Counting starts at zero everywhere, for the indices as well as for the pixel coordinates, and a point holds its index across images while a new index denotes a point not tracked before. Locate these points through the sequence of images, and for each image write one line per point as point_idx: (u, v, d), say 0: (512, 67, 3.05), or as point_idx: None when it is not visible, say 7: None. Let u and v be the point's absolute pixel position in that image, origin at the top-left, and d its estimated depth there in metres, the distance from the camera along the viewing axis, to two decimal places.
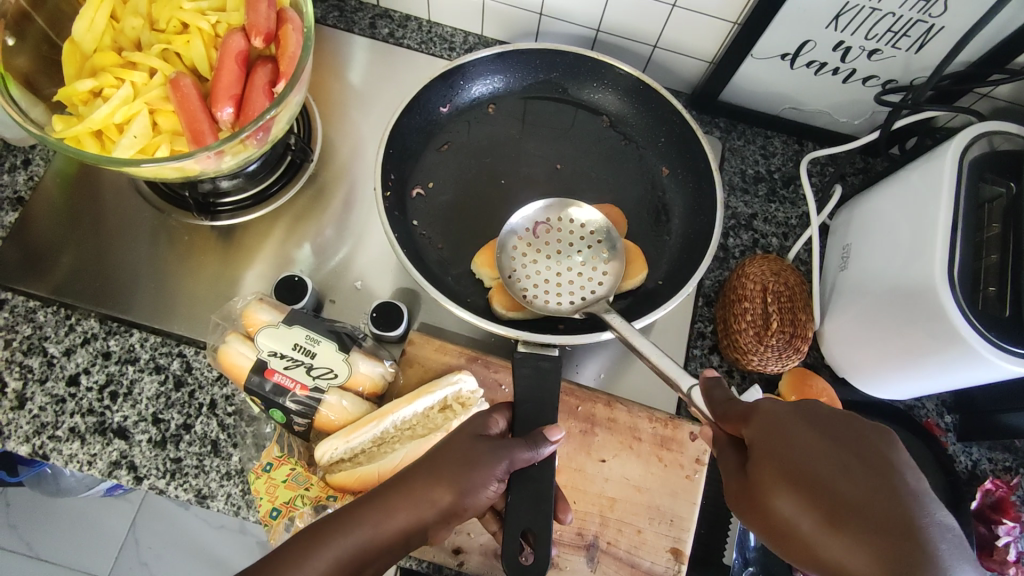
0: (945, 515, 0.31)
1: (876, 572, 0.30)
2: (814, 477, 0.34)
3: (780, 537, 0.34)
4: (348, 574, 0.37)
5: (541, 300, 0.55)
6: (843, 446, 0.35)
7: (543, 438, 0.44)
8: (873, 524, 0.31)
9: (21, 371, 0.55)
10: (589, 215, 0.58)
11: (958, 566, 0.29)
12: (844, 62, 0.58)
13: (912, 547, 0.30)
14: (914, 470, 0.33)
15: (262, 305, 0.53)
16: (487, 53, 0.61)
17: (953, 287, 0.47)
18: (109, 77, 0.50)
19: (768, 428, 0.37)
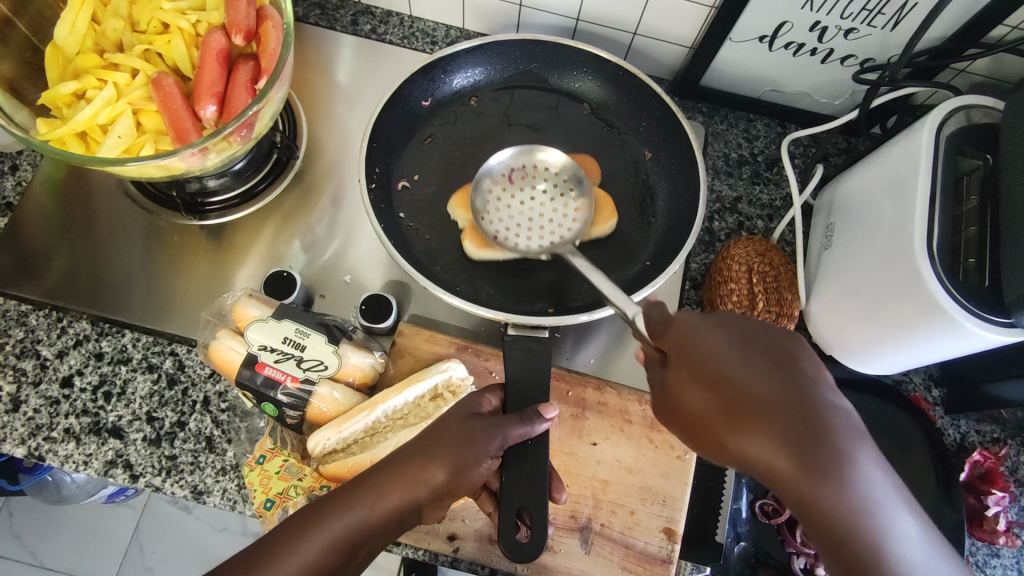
0: (840, 399, 0.33)
1: (782, 457, 0.31)
2: (724, 376, 0.34)
3: (694, 431, 0.35)
4: (343, 555, 0.38)
5: (512, 239, 0.58)
6: (758, 346, 0.35)
7: (538, 416, 0.45)
8: (780, 412, 0.32)
9: (15, 374, 0.55)
10: (556, 157, 0.60)
11: (856, 446, 0.31)
12: (821, 42, 0.59)
13: (811, 432, 0.31)
14: (817, 363, 0.34)
15: (251, 300, 0.53)
16: (464, 46, 0.61)
17: (933, 259, 0.47)
18: (91, 79, 0.51)
19: (685, 341, 0.37)
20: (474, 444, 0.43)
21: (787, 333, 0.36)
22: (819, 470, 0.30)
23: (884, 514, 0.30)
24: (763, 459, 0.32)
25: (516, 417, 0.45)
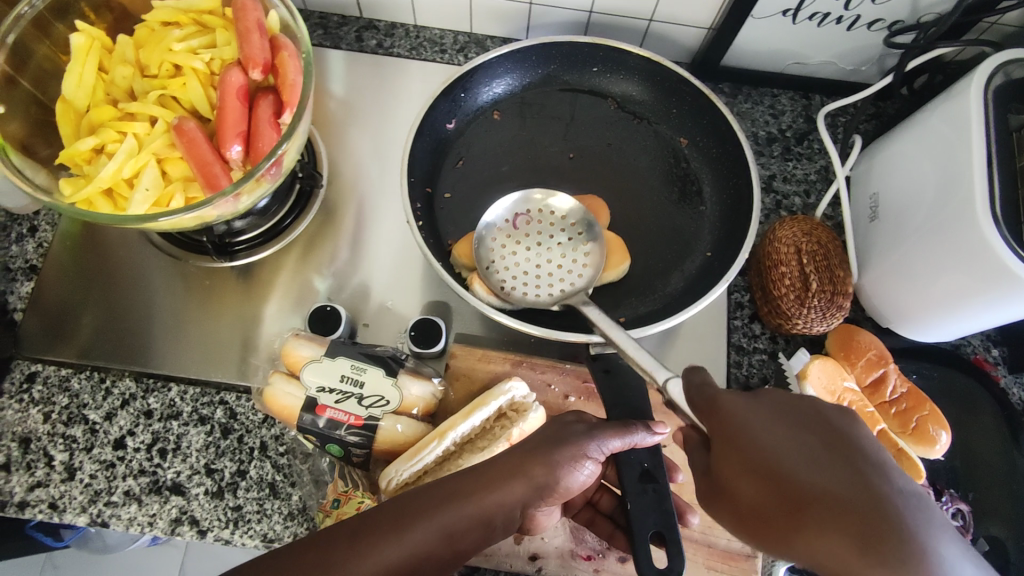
0: (908, 484, 0.29)
1: (851, 557, 0.27)
2: (766, 458, 0.32)
3: (751, 526, 0.32)
4: (450, 544, 0.36)
5: (520, 291, 0.54)
6: (811, 427, 0.33)
7: (649, 428, 0.45)
8: (833, 507, 0.28)
9: (65, 442, 0.54)
10: (563, 202, 0.58)
11: (940, 537, 0.27)
12: (848, 9, 0.57)
13: (885, 526, 0.27)
14: (875, 446, 0.32)
15: (299, 341, 0.52)
16: (498, 54, 0.59)
17: (998, 223, 0.46)
18: (109, 132, 0.49)
19: (729, 428, 0.35)
20: (569, 448, 0.42)
21: (841, 416, 0.34)
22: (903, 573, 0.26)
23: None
24: (828, 564, 0.28)
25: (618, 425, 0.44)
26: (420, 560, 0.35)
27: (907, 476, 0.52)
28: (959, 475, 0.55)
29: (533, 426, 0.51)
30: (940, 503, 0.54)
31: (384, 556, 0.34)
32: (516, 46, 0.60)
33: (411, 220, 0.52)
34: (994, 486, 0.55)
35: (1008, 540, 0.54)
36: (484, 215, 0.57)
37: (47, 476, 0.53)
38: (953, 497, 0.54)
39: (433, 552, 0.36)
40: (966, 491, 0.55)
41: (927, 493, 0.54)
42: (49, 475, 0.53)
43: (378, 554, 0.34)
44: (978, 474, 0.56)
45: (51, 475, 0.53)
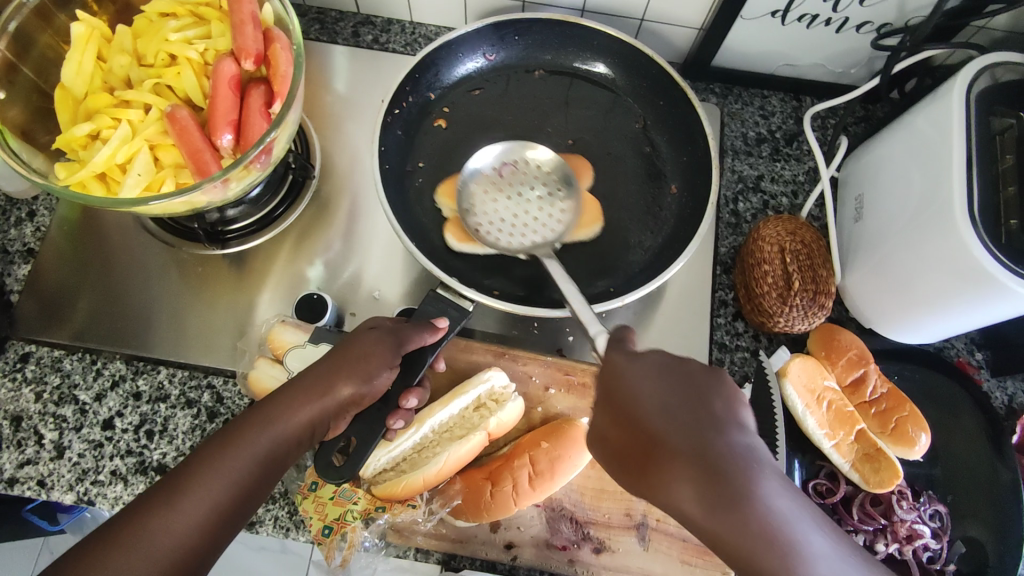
0: (745, 439, 0.35)
1: (694, 503, 0.33)
2: (634, 413, 0.37)
3: (626, 468, 0.37)
4: (263, 472, 0.39)
5: (494, 236, 0.57)
6: (680, 385, 0.37)
7: (431, 326, 0.49)
8: (681, 453, 0.34)
9: (55, 421, 0.55)
10: (544, 154, 0.60)
11: (761, 477, 0.33)
12: (836, 11, 0.57)
13: (717, 471, 0.33)
14: (721, 393, 0.37)
15: (285, 327, 0.54)
16: (486, 23, 0.60)
17: (975, 225, 0.46)
18: (105, 118, 0.50)
19: (618, 381, 0.39)
20: (376, 358, 0.45)
21: (706, 371, 0.38)
22: (723, 508, 0.32)
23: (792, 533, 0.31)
24: (677, 502, 0.34)
25: (412, 325, 0.49)
26: (239, 498, 0.37)
27: (884, 475, 0.53)
28: (938, 477, 0.56)
29: (512, 416, 0.52)
30: (917, 504, 0.54)
31: (196, 507, 0.35)
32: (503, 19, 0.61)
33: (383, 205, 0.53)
34: (974, 488, 0.55)
35: (986, 542, 0.54)
36: (470, 160, 0.60)
37: (37, 454, 0.54)
38: (931, 499, 0.54)
39: (251, 485, 0.38)
40: (945, 493, 0.55)
41: (904, 492, 0.54)
42: (38, 453, 0.54)
43: (192, 508, 0.35)
44: (959, 476, 0.56)
45: (40, 453, 0.54)
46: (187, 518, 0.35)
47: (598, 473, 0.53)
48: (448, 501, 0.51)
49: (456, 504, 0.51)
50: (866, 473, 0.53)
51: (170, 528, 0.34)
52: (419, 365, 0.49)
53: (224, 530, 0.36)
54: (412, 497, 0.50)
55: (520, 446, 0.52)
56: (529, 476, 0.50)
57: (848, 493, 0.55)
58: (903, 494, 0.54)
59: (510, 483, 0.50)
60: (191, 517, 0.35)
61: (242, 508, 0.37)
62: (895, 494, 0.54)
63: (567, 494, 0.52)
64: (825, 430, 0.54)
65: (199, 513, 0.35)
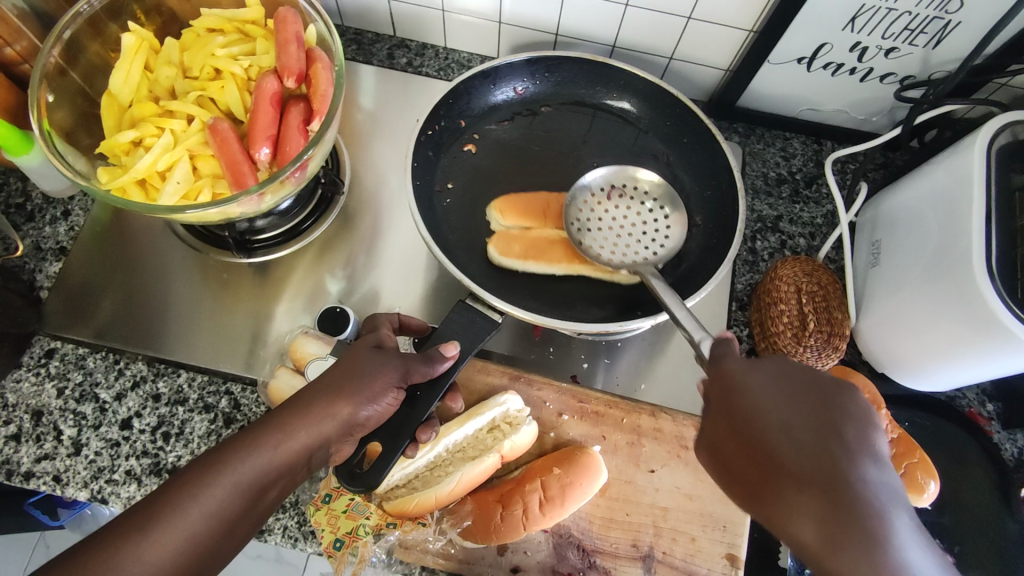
0: (873, 472, 0.33)
1: (814, 531, 0.31)
2: (759, 424, 0.36)
3: (737, 486, 0.36)
4: (246, 503, 0.37)
5: (596, 250, 0.58)
6: (802, 413, 0.35)
7: (440, 355, 0.47)
8: (808, 477, 0.33)
9: (75, 418, 0.56)
10: (649, 176, 0.61)
11: (897, 518, 0.31)
12: (861, 61, 0.59)
13: (846, 503, 0.31)
14: (847, 419, 0.35)
15: (307, 338, 0.56)
16: (522, 57, 0.63)
17: (993, 278, 0.47)
18: (149, 127, 0.52)
19: (732, 387, 0.39)
20: (354, 364, 0.44)
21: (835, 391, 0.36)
22: (846, 548, 0.30)
23: None
24: (797, 534, 0.32)
25: (421, 355, 0.47)
26: (218, 533, 0.35)
27: None
28: (946, 527, 0.56)
29: (525, 440, 0.53)
30: None
31: (172, 538, 0.34)
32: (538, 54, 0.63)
33: (416, 218, 0.54)
34: (982, 541, 0.55)
35: None
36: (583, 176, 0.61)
37: (54, 449, 0.54)
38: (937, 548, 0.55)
39: (233, 516, 0.36)
40: (953, 544, 0.55)
41: None
42: (57, 448, 0.54)
43: (169, 538, 0.34)
44: (967, 527, 0.56)
45: (58, 448, 0.54)
46: (159, 550, 0.33)
47: (607, 501, 0.53)
48: (459, 521, 0.51)
49: (466, 524, 0.51)
50: None
51: (140, 559, 0.33)
52: (444, 379, 0.48)
53: (197, 568, 0.34)
54: (423, 515, 0.51)
55: (532, 470, 0.52)
56: (540, 501, 0.50)
57: None
58: None
59: (521, 508, 0.50)
60: (168, 546, 0.34)
61: (223, 542, 0.36)
62: None
63: (575, 521, 0.52)
64: None
65: (173, 543, 0.34)
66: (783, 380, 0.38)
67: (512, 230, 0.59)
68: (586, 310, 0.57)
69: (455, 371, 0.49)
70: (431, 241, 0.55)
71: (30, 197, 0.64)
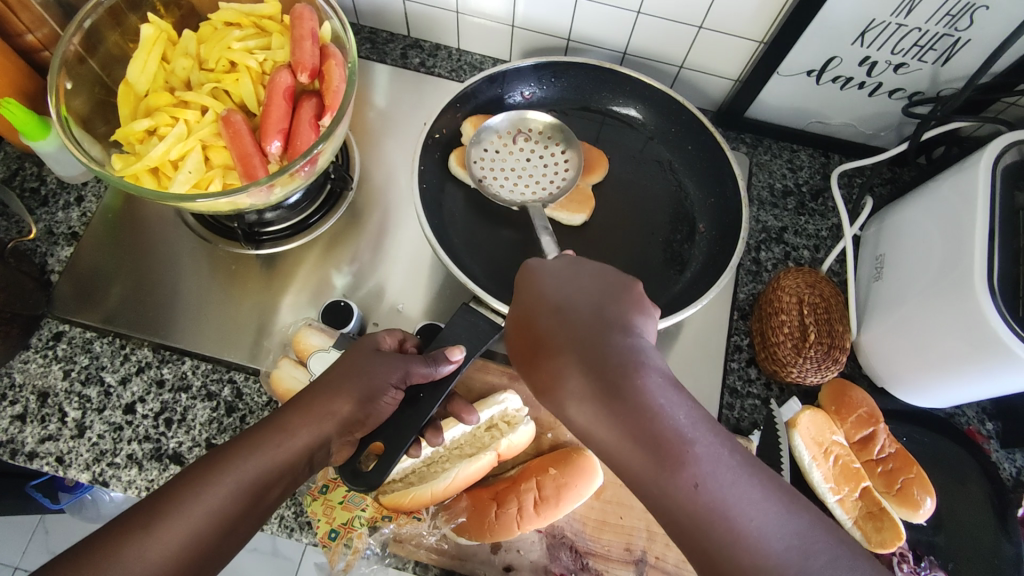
0: (631, 342, 0.38)
1: (580, 387, 0.37)
2: (536, 319, 0.42)
3: (528, 362, 0.42)
4: (249, 500, 0.37)
5: (497, 188, 0.62)
6: (599, 299, 0.41)
7: (443, 357, 0.47)
8: (578, 342, 0.39)
9: (80, 401, 0.56)
10: (543, 116, 0.63)
11: (639, 372, 0.36)
12: (870, 75, 0.59)
13: (625, 414, 0.35)
14: (623, 311, 0.40)
15: (311, 330, 0.57)
16: (530, 61, 0.63)
17: (994, 296, 0.47)
18: (164, 116, 0.53)
19: (528, 290, 0.43)
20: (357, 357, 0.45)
21: (608, 309, 0.40)
22: (656, 462, 0.33)
23: (683, 437, 0.33)
24: (572, 401, 0.38)
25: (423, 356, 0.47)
26: (221, 529, 0.36)
27: (886, 535, 0.53)
28: (941, 544, 0.55)
29: (522, 440, 0.53)
30: (917, 568, 0.54)
31: (176, 534, 0.34)
32: (548, 60, 0.63)
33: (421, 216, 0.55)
34: (977, 558, 0.55)
35: None
36: (488, 118, 0.63)
37: (58, 431, 0.55)
38: (931, 564, 0.54)
39: (236, 514, 0.36)
40: (947, 560, 0.55)
41: (905, 555, 0.54)
42: (60, 430, 0.55)
43: (171, 533, 0.34)
44: (961, 544, 0.55)
45: (62, 430, 0.55)
46: (163, 545, 0.33)
47: (601, 504, 0.53)
48: (453, 517, 0.52)
49: (460, 521, 0.51)
50: (868, 531, 0.53)
51: (145, 554, 0.33)
52: (446, 381, 0.48)
53: (199, 564, 0.34)
54: (418, 509, 0.51)
55: (529, 470, 0.53)
56: (535, 500, 0.50)
57: None
58: (904, 557, 0.54)
59: (515, 506, 0.50)
60: (170, 543, 0.34)
61: (225, 539, 0.36)
62: (897, 556, 0.54)
63: (568, 522, 0.52)
64: (831, 483, 0.54)
65: (175, 539, 0.34)
66: (592, 279, 0.42)
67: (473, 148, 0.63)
68: None
69: (457, 373, 0.48)
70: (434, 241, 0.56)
71: (44, 182, 0.65)
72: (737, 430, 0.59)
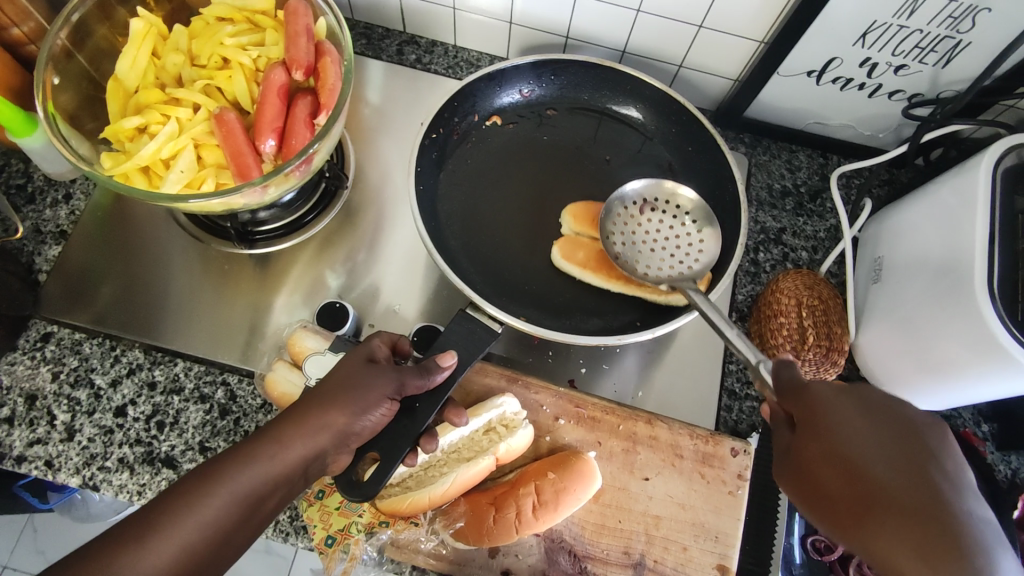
0: (980, 508, 0.31)
1: (914, 571, 0.29)
2: (852, 464, 0.33)
3: (825, 513, 0.34)
4: (243, 512, 0.36)
5: (635, 266, 0.57)
6: (884, 430, 0.34)
7: (438, 366, 0.47)
8: (907, 509, 0.31)
9: (69, 403, 0.55)
10: (688, 193, 0.59)
11: (999, 560, 0.29)
12: (871, 77, 0.59)
13: (951, 542, 0.29)
14: (959, 462, 0.33)
15: (306, 332, 0.56)
16: (529, 59, 0.62)
17: (994, 300, 0.47)
18: (155, 114, 0.51)
19: (819, 406, 0.36)
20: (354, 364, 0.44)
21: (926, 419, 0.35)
22: None
23: None
24: (885, 559, 0.31)
25: (417, 368, 0.46)
26: (215, 542, 0.35)
27: None
28: None
29: (521, 444, 0.52)
30: None
31: (168, 548, 0.33)
32: (546, 57, 0.62)
33: (417, 218, 0.54)
34: None
35: None
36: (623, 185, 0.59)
37: (47, 434, 0.54)
38: None
39: (230, 526, 0.36)
40: None
41: None
42: (49, 433, 0.54)
43: (164, 547, 0.33)
44: None
45: (51, 433, 0.54)
46: (155, 560, 0.32)
47: (600, 508, 0.53)
48: (451, 523, 0.51)
49: (458, 526, 0.51)
50: None
51: (136, 568, 0.32)
52: (442, 390, 0.48)
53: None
54: (416, 515, 0.51)
55: (527, 473, 0.52)
56: (533, 505, 0.50)
57: (845, 551, 0.53)
58: None
59: (513, 511, 0.50)
60: (162, 557, 0.33)
61: (220, 552, 0.35)
62: None
63: (567, 527, 0.52)
64: None
65: (168, 553, 0.33)
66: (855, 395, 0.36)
67: (581, 237, 0.59)
68: (586, 319, 0.57)
69: (453, 380, 0.48)
70: (430, 244, 0.54)
71: (31, 179, 0.63)
72: (734, 433, 0.58)
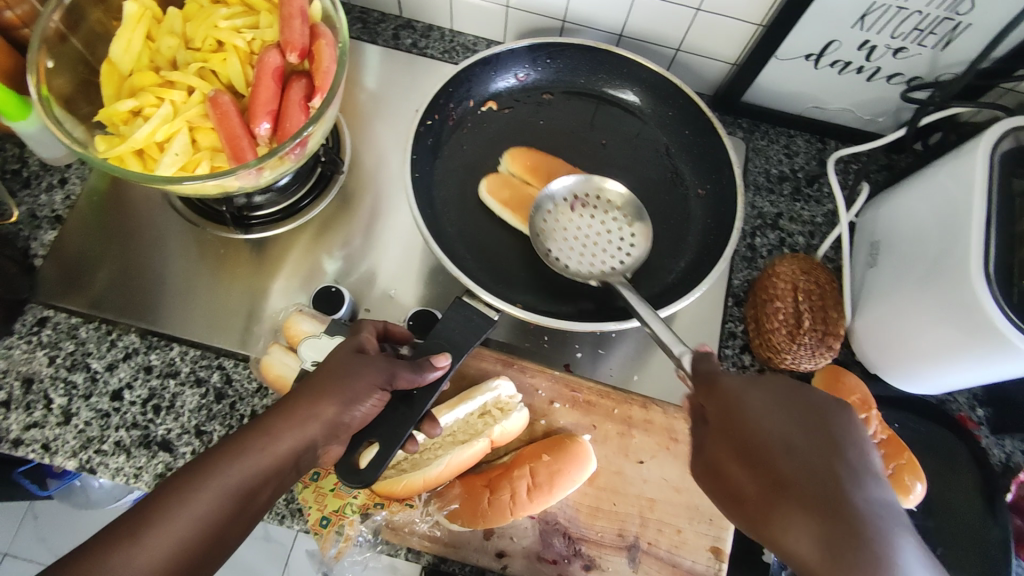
0: (874, 491, 0.33)
1: (812, 543, 0.32)
2: (763, 450, 0.36)
3: (742, 506, 0.37)
4: (236, 506, 0.37)
5: (564, 256, 0.58)
6: (791, 422, 0.37)
7: (428, 366, 0.46)
8: (814, 490, 0.33)
9: (65, 387, 0.55)
10: (617, 188, 0.60)
11: (895, 536, 0.32)
12: (869, 60, 0.59)
13: (853, 529, 0.32)
14: (857, 449, 0.35)
15: (301, 316, 0.56)
16: (524, 43, 0.62)
17: (990, 283, 0.47)
18: (149, 96, 0.51)
19: (728, 403, 0.39)
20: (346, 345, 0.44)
21: (828, 411, 0.37)
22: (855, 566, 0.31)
23: None
24: (793, 545, 0.33)
25: (410, 363, 0.46)
26: (209, 536, 0.35)
27: None
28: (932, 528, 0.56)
29: (516, 426, 0.53)
30: None
31: (160, 544, 0.34)
32: (542, 41, 0.62)
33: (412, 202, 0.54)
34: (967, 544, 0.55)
35: None
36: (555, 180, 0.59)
37: (44, 418, 0.54)
38: None
39: (224, 520, 0.36)
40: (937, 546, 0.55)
41: None
42: (46, 417, 0.54)
43: (159, 543, 0.34)
44: (951, 529, 0.56)
45: (48, 417, 0.54)
46: (149, 556, 0.33)
47: (595, 491, 0.53)
48: (446, 504, 0.52)
49: (453, 507, 0.51)
50: None
51: (131, 563, 0.33)
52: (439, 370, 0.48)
53: (186, 575, 0.34)
54: (411, 497, 0.51)
55: (522, 456, 0.53)
56: (528, 486, 0.50)
57: None
58: None
59: (508, 492, 0.50)
60: (159, 553, 0.33)
61: (213, 546, 0.35)
62: None
63: (562, 509, 0.52)
64: None
65: (164, 549, 0.34)
66: (754, 392, 0.39)
67: (513, 178, 0.61)
68: (581, 303, 0.57)
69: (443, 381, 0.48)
70: (427, 232, 0.54)
71: (26, 164, 0.63)
72: None
